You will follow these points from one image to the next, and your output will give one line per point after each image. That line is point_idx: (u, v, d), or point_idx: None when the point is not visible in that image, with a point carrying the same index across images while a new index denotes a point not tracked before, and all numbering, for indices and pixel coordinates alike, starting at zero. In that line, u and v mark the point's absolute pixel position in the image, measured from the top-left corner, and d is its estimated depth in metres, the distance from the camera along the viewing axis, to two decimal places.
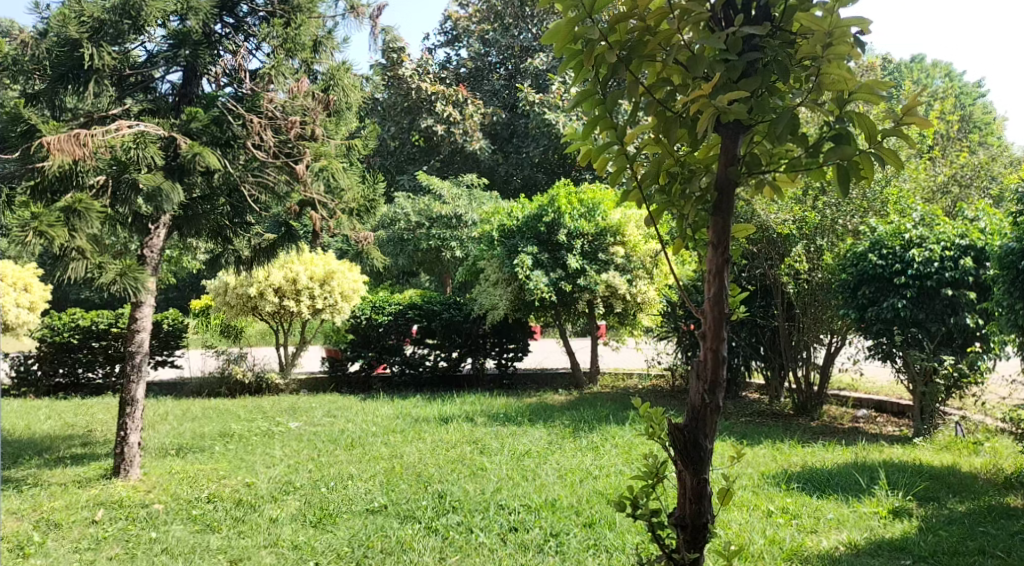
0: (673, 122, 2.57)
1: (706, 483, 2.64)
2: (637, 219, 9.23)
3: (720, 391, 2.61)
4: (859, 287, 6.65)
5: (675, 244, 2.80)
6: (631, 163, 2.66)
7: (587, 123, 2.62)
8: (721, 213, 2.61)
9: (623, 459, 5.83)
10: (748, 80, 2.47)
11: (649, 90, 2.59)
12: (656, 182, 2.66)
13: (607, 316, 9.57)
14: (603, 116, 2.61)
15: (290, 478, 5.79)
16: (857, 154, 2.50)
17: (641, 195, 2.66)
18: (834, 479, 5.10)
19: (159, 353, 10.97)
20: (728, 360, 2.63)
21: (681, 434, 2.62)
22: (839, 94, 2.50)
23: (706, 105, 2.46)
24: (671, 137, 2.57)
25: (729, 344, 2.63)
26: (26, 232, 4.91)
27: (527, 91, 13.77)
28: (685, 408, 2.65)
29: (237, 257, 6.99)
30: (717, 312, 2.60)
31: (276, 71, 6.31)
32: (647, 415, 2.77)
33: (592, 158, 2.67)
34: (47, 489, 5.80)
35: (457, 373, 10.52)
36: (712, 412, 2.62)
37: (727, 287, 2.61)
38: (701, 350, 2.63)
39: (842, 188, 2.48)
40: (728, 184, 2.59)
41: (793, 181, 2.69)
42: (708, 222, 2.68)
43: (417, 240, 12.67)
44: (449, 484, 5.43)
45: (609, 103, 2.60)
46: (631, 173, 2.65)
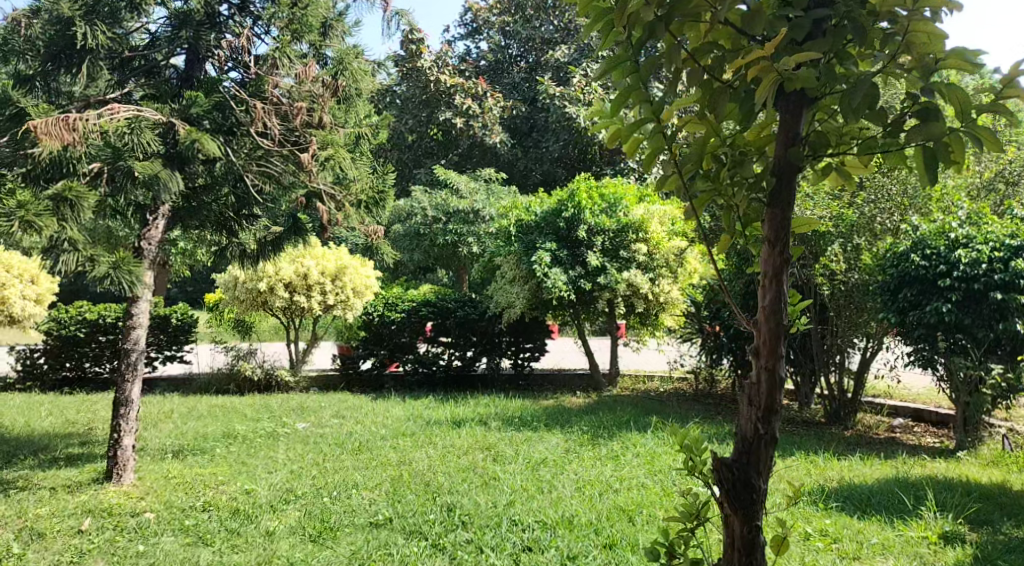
0: (722, 94, 2.17)
1: (758, 530, 2.26)
2: (662, 215, 8.76)
3: (776, 419, 2.23)
4: (901, 290, 6.28)
5: (720, 242, 2.37)
6: (670, 144, 2.23)
7: (616, 95, 2.21)
8: (779, 205, 2.21)
9: (646, 471, 5.44)
10: (816, 42, 2.08)
11: (691, 54, 2.18)
12: (699, 166, 2.25)
13: (628, 315, 9.20)
14: (636, 87, 2.20)
15: (292, 486, 5.45)
16: (946, 134, 2.11)
17: (681, 183, 2.24)
18: (875, 498, 4.71)
19: (168, 348, 10.61)
20: (785, 382, 2.24)
21: (729, 471, 2.24)
22: (924, 60, 2.11)
23: (767, 71, 2.07)
24: (718, 110, 2.16)
25: (787, 363, 2.24)
26: (11, 222, 4.57)
27: (547, 83, 13.33)
28: (734, 440, 2.27)
29: (243, 251, 6.62)
30: (774, 323, 2.21)
31: (280, 54, 5.90)
32: (686, 446, 2.40)
33: (621, 137, 2.25)
34: (36, 494, 5.50)
35: (471, 373, 10.13)
36: (766, 445, 2.24)
37: (785, 293, 2.22)
38: (754, 370, 2.25)
39: (932, 176, 2.11)
40: (790, 168, 2.19)
41: (868, 166, 2.31)
42: (763, 214, 2.28)
43: (434, 235, 12.32)
44: (459, 496, 5.07)
45: (642, 72, 2.18)
46: (670, 155, 2.23)
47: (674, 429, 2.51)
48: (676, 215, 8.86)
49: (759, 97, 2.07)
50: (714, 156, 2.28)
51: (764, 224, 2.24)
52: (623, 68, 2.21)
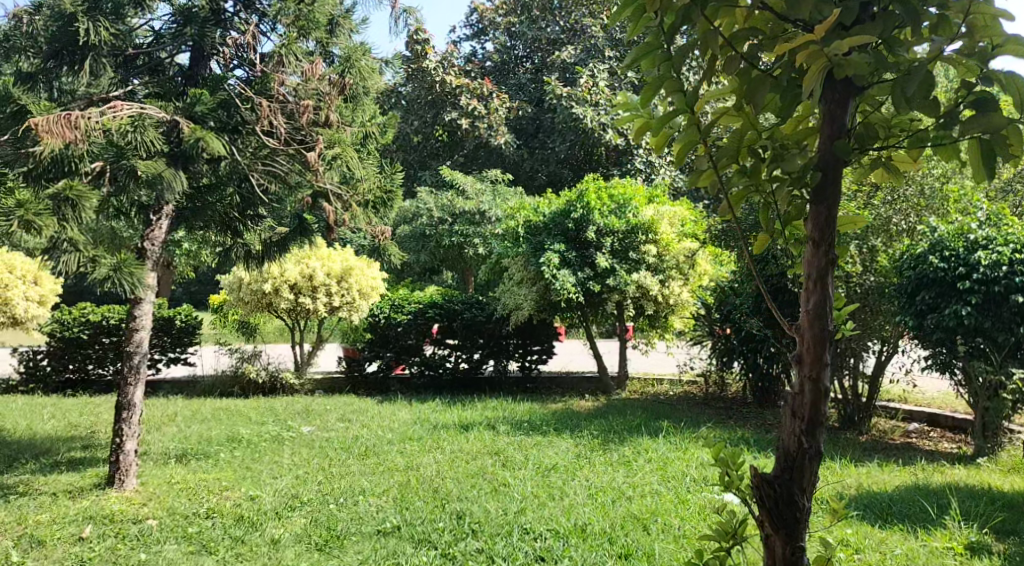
0: (761, 83, 2.01)
1: (801, 552, 2.11)
2: (672, 216, 8.66)
3: (820, 433, 2.09)
4: (918, 292, 6.15)
5: (759, 241, 2.22)
6: (704, 137, 2.07)
7: (647, 86, 2.05)
8: (823, 201, 2.06)
9: (659, 477, 5.30)
10: (866, 25, 1.93)
11: (728, 41, 2.03)
12: (736, 160, 2.10)
13: (637, 318, 9.07)
14: (669, 76, 2.03)
15: (298, 492, 5.34)
16: (1004, 126, 1.98)
17: (718, 180, 2.08)
18: (895, 506, 4.58)
19: (172, 350, 10.51)
20: (830, 392, 2.10)
21: (771, 488, 2.11)
22: (979, 47, 1.98)
23: (814, 58, 1.92)
24: (758, 101, 2.01)
25: (832, 371, 2.09)
26: (11, 221, 4.47)
27: (553, 83, 13.14)
28: (776, 455, 2.12)
29: (247, 252, 6.54)
30: (818, 329, 2.06)
31: (287, 50, 5.77)
32: (722, 460, 2.27)
33: (651, 132, 2.10)
34: (36, 500, 5.40)
35: (478, 376, 10.02)
36: (811, 461, 2.09)
37: (831, 297, 2.07)
38: (796, 380, 2.10)
39: (989, 171, 2.00)
40: (836, 162, 2.05)
41: (917, 160, 2.18)
42: (806, 212, 2.13)
43: (440, 236, 12.20)
44: (468, 503, 4.95)
45: (676, 59, 2.02)
46: (705, 149, 2.08)
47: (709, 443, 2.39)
48: (685, 216, 8.77)
49: (806, 87, 1.91)
50: (751, 150, 2.12)
51: (807, 222, 2.09)
52: (654, 56, 2.05)
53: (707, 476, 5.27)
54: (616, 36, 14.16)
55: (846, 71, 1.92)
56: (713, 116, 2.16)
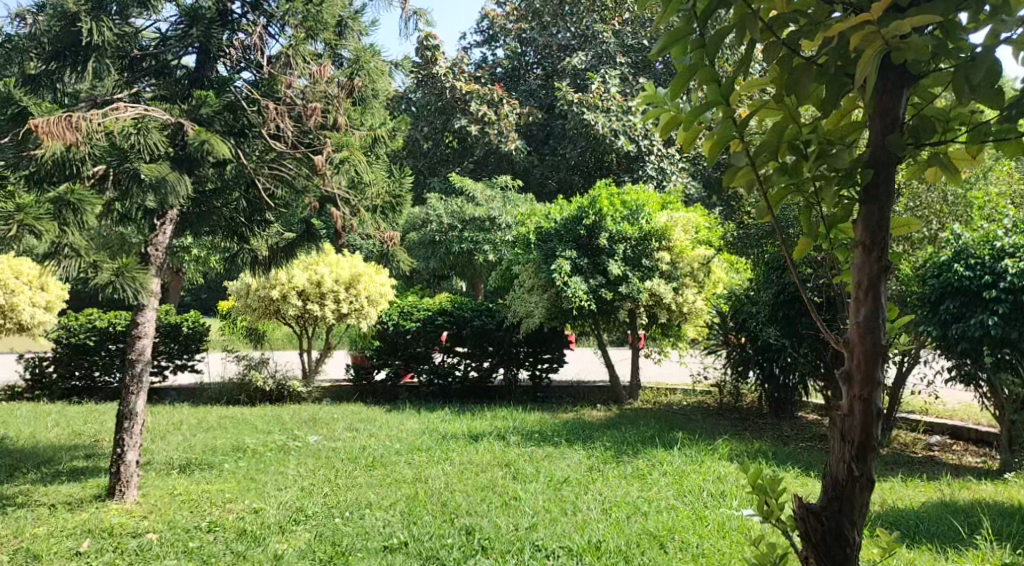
0: (805, 72, 1.83)
1: None
2: (686, 222, 8.46)
3: (873, 459, 1.91)
4: (942, 302, 5.97)
5: (799, 246, 2.03)
6: (741, 131, 1.89)
7: (679, 75, 1.87)
8: (874, 202, 1.88)
9: (675, 492, 5.12)
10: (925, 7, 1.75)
11: (767, 27, 1.85)
12: (777, 157, 1.91)
13: (650, 326, 8.90)
14: (702, 64, 1.85)
15: (303, 504, 5.18)
16: None
17: (758, 178, 1.89)
18: (924, 525, 4.38)
19: (178, 357, 10.38)
20: (883, 412, 1.92)
21: (819, 521, 1.94)
22: None
23: (869, 40, 1.73)
24: (802, 91, 1.82)
25: (885, 389, 1.91)
26: (9, 226, 4.32)
27: (565, 90, 12.97)
28: (823, 483, 1.95)
29: (254, 257, 6.42)
30: (870, 343, 1.89)
31: (294, 52, 5.58)
32: (759, 488, 2.11)
33: (683, 127, 1.92)
34: (34, 512, 5.26)
35: (488, 385, 9.86)
36: (861, 490, 1.92)
37: (882, 309, 1.89)
38: (846, 400, 1.92)
39: None
40: (889, 158, 1.87)
41: (976, 157, 2.00)
42: (854, 214, 1.95)
43: (449, 243, 12.04)
44: (478, 517, 4.79)
45: (710, 43, 1.83)
46: (743, 145, 1.89)
47: (743, 467, 2.23)
48: (700, 223, 8.55)
49: (861, 72, 1.72)
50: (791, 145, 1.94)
51: (856, 224, 1.91)
52: (685, 43, 1.87)
53: (726, 491, 5.09)
54: (627, 42, 14.00)
55: (905, 55, 1.73)
56: (750, 109, 1.98)
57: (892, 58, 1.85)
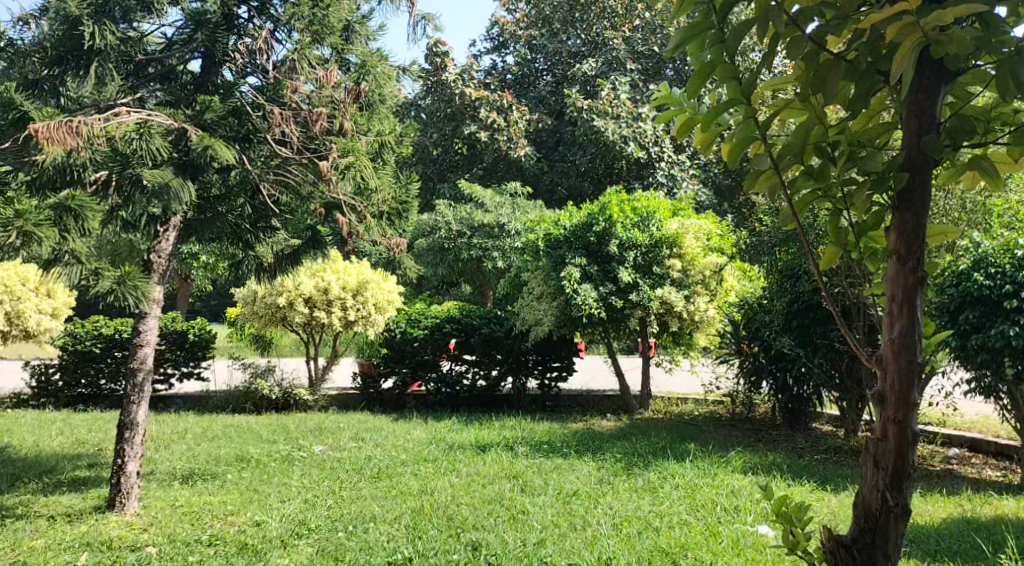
0: (833, 68, 1.71)
1: None
2: (698, 229, 8.33)
3: (908, 487, 1.79)
4: (961, 311, 5.83)
5: (825, 256, 1.92)
6: (764, 132, 1.78)
7: (695, 72, 1.75)
8: (908, 207, 1.77)
9: (687, 506, 4.99)
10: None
11: (793, 20, 1.73)
12: (802, 160, 1.80)
13: (660, 335, 8.78)
14: (722, 60, 1.73)
15: (306, 517, 5.07)
16: None
17: (781, 183, 1.78)
18: (946, 543, 4.23)
19: (185, 365, 10.29)
20: (920, 437, 1.80)
21: (850, 553, 1.82)
22: None
23: (906, 32, 1.61)
24: (830, 89, 1.71)
25: (921, 411, 1.79)
26: (9, 233, 4.20)
27: (574, 96, 12.86)
28: (853, 513, 1.83)
29: (259, 264, 6.35)
30: (904, 361, 1.77)
31: (301, 56, 5.52)
32: (785, 516, 2.01)
33: (701, 127, 1.81)
34: (33, 524, 5.17)
35: (497, 394, 9.74)
36: (896, 522, 1.80)
37: (918, 325, 1.77)
38: (878, 424, 1.80)
39: None
40: (925, 160, 1.75)
41: (1018, 158, 1.88)
42: (889, 222, 1.82)
43: (458, 250, 11.94)
44: (485, 532, 4.67)
45: (730, 38, 1.72)
46: (765, 147, 1.78)
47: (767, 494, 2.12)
48: (712, 230, 8.41)
49: (898, 66, 1.62)
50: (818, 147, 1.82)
51: (889, 231, 1.79)
52: (703, 39, 1.76)
53: (740, 506, 4.96)
54: (637, 48, 13.87)
55: (946, 49, 1.62)
56: (773, 108, 1.86)
57: (928, 53, 1.74)
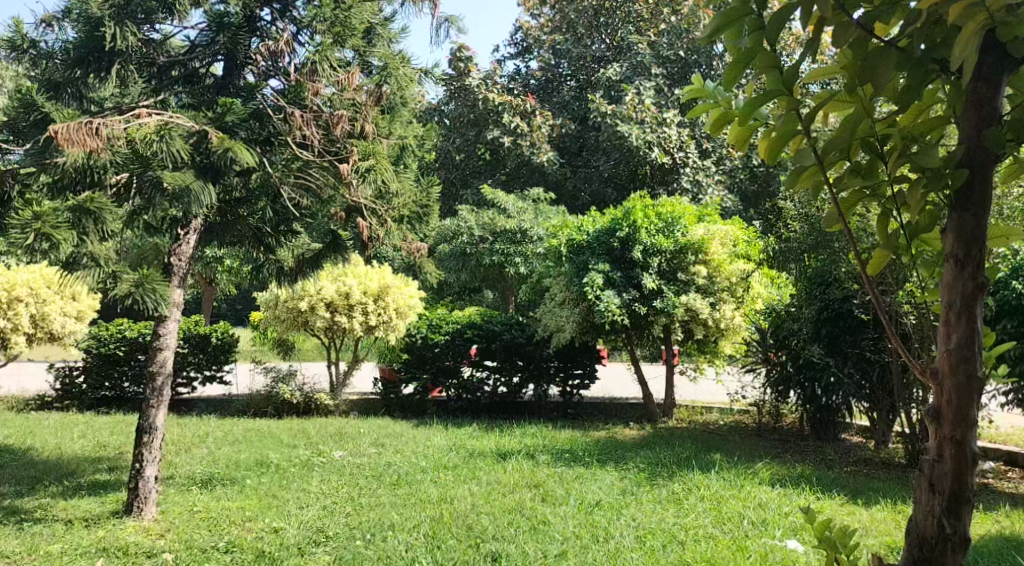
0: (885, 55, 1.60)
1: None
2: (724, 235, 8.18)
3: (965, 512, 1.66)
4: (998, 321, 5.67)
5: (873, 258, 1.81)
6: (809, 126, 1.67)
7: (733, 61, 1.65)
8: (966, 206, 1.65)
9: (713, 519, 4.86)
10: None
11: (841, 5, 1.63)
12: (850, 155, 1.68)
13: (685, 342, 8.65)
14: (762, 47, 1.62)
15: (324, 524, 5.00)
16: None
17: (828, 181, 1.66)
18: (985, 561, 4.08)
19: (208, 369, 10.27)
20: (979, 457, 1.68)
21: None
22: None
23: (971, 13, 1.51)
24: (882, 77, 1.59)
25: (980, 429, 1.67)
26: (27, 234, 4.13)
27: (598, 101, 12.76)
28: (905, 540, 1.71)
29: (280, 268, 6.30)
30: (961, 375, 1.65)
31: (322, 58, 5.37)
32: (829, 542, 1.88)
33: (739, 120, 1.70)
34: (51, 528, 5.13)
35: (518, 400, 9.64)
36: (953, 550, 1.67)
37: (979, 335, 1.65)
38: (933, 443, 1.68)
39: None
40: (986, 156, 1.64)
41: None
42: (947, 223, 1.70)
43: (480, 255, 11.86)
44: (505, 543, 4.57)
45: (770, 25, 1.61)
46: (810, 142, 1.66)
47: (808, 520, 2.00)
48: (739, 236, 8.25)
49: (961, 50, 1.51)
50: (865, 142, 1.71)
51: (946, 233, 1.68)
52: (742, 25, 1.65)
53: (768, 520, 4.83)
54: (663, 53, 13.67)
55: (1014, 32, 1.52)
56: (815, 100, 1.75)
57: (990, 39, 1.63)
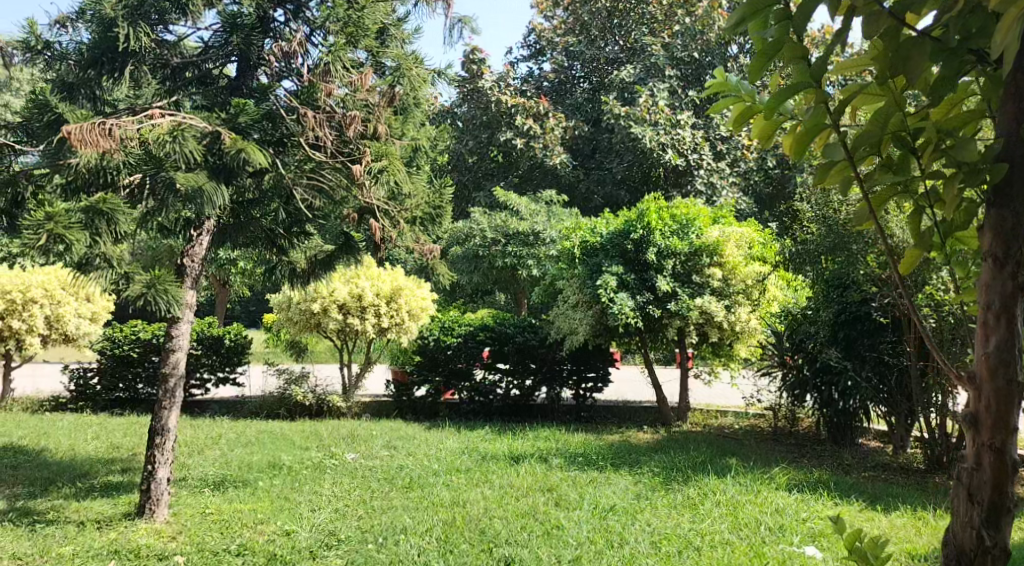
0: (919, 44, 1.55)
1: None
2: (739, 237, 8.07)
3: (1006, 522, 1.60)
4: None
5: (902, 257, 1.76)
6: (838, 120, 1.62)
7: (759, 51, 1.60)
8: (1005, 202, 1.60)
9: (729, 525, 4.80)
10: None
11: None
12: (880, 150, 1.65)
13: (699, 345, 8.57)
14: (789, 38, 1.57)
15: (336, 528, 4.96)
16: None
17: (858, 176, 1.63)
18: None
19: (221, 370, 10.25)
20: (1019, 466, 1.62)
21: None
22: None
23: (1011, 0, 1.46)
24: (914, 68, 1.54)
25: (1021, 436, 1.61)
26: (40, 235, 4.12)
27: (612, 102, 12.71)
28: (943, 552, 1.65)
29: (292, 270, 6.28)
30: (999, 381, 1.60)
31: (335, 59, 5.36)
32: (860, 553, 1.82)
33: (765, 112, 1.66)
34: (63, 530, 5.11)
35: (530, 403, 9.59)
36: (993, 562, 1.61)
37: (1019, 339, 1.60)
38: (972, 452, 1.62)
39: None
40: None
41: None
42: (986, 221, 1.65)
43: (492, 258, 11.83)
44: (518, 547, 4.52)
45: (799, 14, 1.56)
46: (839, 137, 1.63)
47: (838, 531, 1.93)
48: (754, 238, 8.17)
49: (1002, 38, 1.45)
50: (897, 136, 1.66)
51: (983, 230, 1.63)
52: (767, 15, 1.61)
53: (785, 525, 4.76)
54: (677, 55, 13.45)
55: None
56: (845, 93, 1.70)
57: None
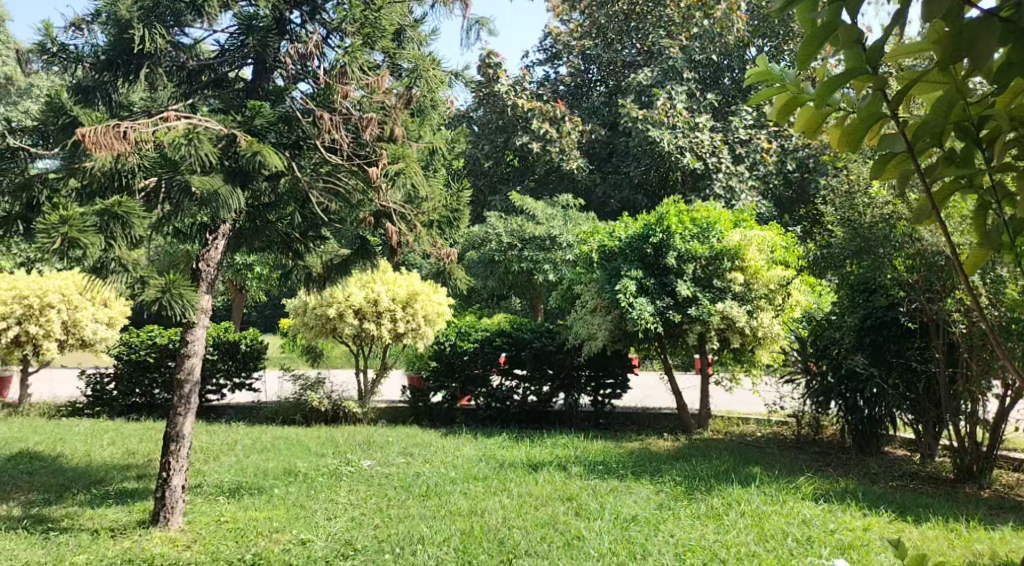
0: (983, 31, 1.59)
1: None
2: (761, 241, 7.92)
3: None
4: None
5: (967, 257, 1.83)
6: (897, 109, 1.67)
7: (812, 34, 1.66)
8: None
9: (755, 536, 4.67)
10: None
11: None
12: (942, 140, 1.70)
13: (720, 351, 8.43)
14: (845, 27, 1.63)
15: (352, 537, 4.87)
16: None
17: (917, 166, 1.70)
18: None
19: (237, 376, 10.19)
20: None
21: None
22: None
23: None
24: (979, 54, 1.58)
25: None
26: (54, 239, 4.05)
27: (629, 105, 12.59)
28: None
29: (308, 274, 6.20)
30: None
31: (352, 60, 5.29)
32: None
33: (816, 102, 1.72)
34: (77, 538, 5.05)
35: (548, 410, 9.46)
36: None
37: None
38: None
39: None
40: None
41: None
42: None
43: (509, 262, 11.73)
44: (538, 559, 4.41)
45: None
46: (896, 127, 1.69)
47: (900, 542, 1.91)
48: (776, 242, 8.02)
49: None
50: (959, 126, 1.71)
51: None
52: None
53: (813, 537, 4.64)
54: (695, 57, 13.35)
55: None
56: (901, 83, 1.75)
57: None
